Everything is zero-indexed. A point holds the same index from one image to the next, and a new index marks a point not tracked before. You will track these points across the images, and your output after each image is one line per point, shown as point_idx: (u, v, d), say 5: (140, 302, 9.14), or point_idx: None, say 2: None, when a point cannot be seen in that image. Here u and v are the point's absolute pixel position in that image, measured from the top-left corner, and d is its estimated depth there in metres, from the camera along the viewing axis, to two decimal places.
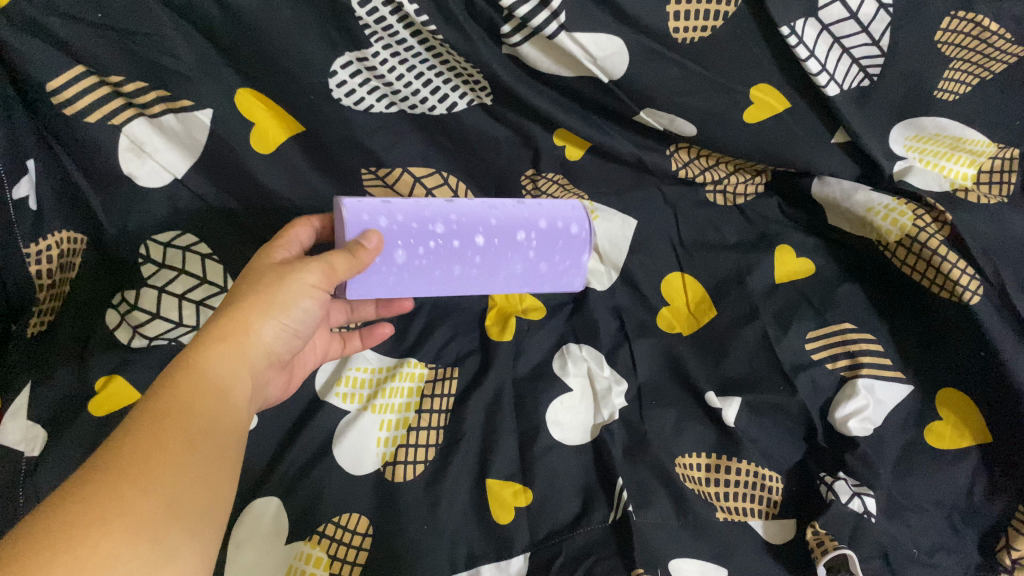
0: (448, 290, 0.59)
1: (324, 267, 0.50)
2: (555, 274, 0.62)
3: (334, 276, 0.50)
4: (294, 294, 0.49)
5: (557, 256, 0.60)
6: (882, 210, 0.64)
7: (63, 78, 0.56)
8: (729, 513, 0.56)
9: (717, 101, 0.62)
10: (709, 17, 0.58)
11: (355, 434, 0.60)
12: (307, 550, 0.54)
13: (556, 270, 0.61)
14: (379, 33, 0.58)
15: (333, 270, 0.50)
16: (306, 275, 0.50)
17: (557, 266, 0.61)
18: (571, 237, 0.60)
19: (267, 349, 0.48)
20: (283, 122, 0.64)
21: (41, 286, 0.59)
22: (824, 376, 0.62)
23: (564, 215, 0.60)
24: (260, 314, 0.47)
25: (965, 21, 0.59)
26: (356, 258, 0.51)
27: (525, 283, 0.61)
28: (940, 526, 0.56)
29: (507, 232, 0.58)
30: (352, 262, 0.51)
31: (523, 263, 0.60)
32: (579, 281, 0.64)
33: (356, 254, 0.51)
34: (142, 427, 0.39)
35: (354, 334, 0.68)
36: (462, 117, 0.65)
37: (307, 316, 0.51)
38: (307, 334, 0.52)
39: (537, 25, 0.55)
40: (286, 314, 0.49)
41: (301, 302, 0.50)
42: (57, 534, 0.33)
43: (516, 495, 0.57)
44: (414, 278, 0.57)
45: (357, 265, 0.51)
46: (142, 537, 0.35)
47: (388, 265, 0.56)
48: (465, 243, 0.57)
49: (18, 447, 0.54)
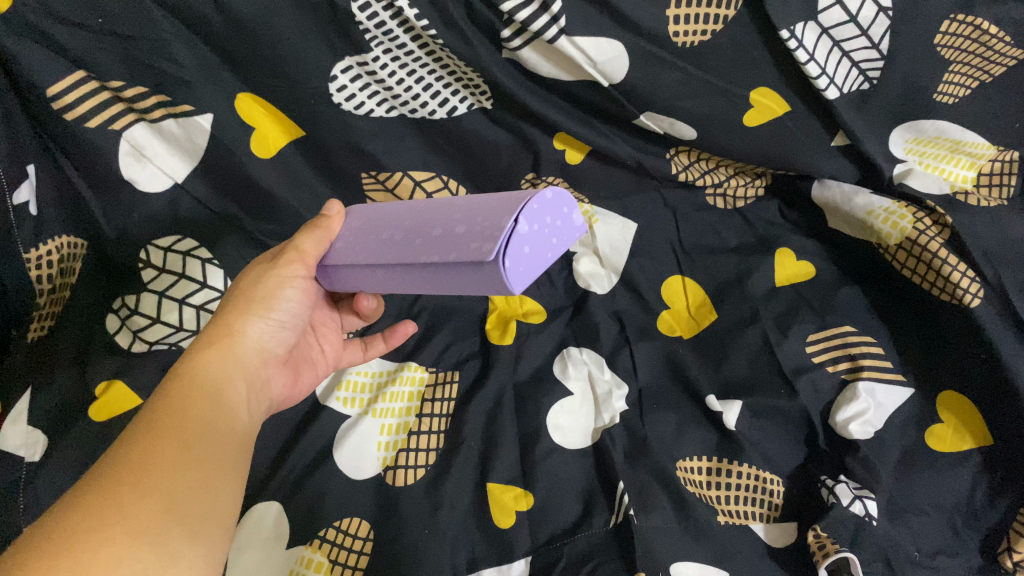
0: (374, 262, 0.46)
1: (292, 250, 0.50)
2: (465, 239, 0.40)
3: (305, 257, 0.50)
4: (274, 287, 0.49)
5: (471, 219, 0.41)
6: (882, 213, 0.64)
7: (62, 83, 0.56)
8: (731, 516, 0.56)
9: (716, 105, 0.62)
10: (709, 21, 0.58)
11: (355, 438, 0.60)
12: (307, 555, 0.54)
13: (464, 236, 0.40)
14: (379, 37, 0.58)
15: (302, 251, 0.50)
16: (282, 266, 0.49)
17: (476, 230, 0.40)
18: (507, 197, 0.41)
19: (256, 347, 0.48)
20: (282, 126, 0.64)
21: (41, 291, 0.60)
22: (825, 379, 0.62)
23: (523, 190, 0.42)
24: (242, 313, 0.47)
25: (965, 24, 0.59)
26: (319, 225, 0.50)
27: (433, 253, 0.42)
28: (941, 529, 0.56)
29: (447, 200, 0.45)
30: (318, 235, 0.50)
31: (440, 227, 0.43)
32: (489, 249, 0.38)
33: (319, 225, 0.50)
34: (138, 436, 0.39)
35: (375, 339, 0.67)
36: (462, 121, 0.65)
37: (291, 308, 0.51)
38: (297, 326, 0.52)
39: (537, 29, 0.55)
40: (269, 309, 0.49)
41: (282, 294, 0.50)
42: (58, 543, 0.33)
43: (516, 499, 0.57)
44: (356, 240, 0.49)
45: (323, 235, 0.50)
46: (144, 540, 0.35)
47: (345, 232, 0.51)
48: (407, 213, 0.47)
49: (18, 452, 0.54)
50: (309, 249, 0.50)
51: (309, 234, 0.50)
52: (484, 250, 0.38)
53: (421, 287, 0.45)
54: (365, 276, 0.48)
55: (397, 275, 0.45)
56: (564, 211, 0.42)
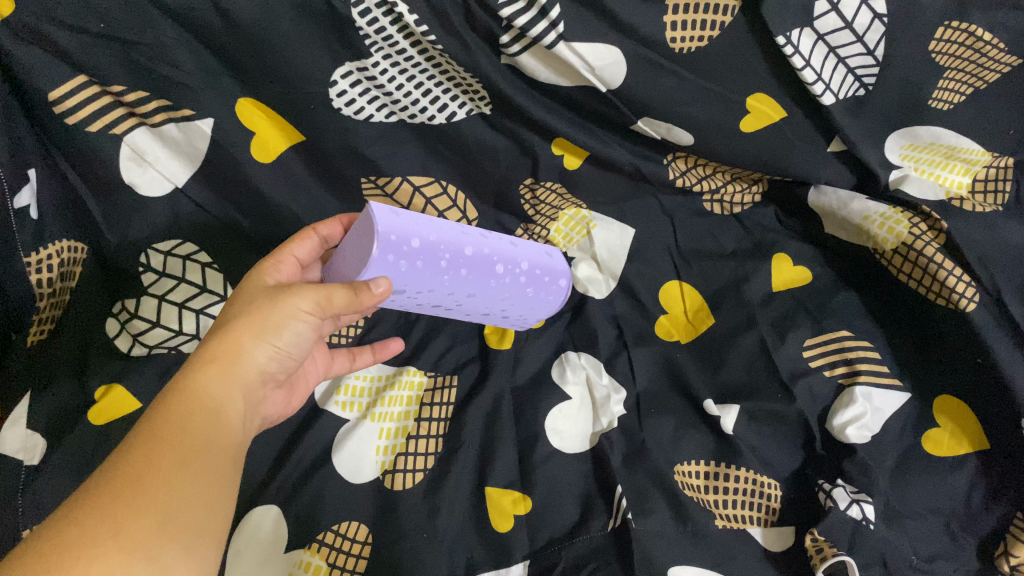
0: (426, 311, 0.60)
1: (320, 296, 0.47)
2: (511, 321, 0.65)
3: (328, 308, 0.47)
4: (286, 318, 0.48)
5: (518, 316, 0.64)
6: (877, 219, 0.65)
7: (66, 87, 0.56)
8: (728, 521, 0.56)
9: (713, 110, 0.63)
10: (706, 27, 0.58)
11: (354, 442, 0.61)
12: (306, 559, 0.54)
13: (512, 321, 0.65)
14: (379, 43, 0.58)
15: (328, 301, 0.47)
16: (298, 299, 0.48)
17: (519, 315, 0.64)
18: (544, 297, 0.63)
19: (260, 372, 0.47)
20: (283, 130, 0.64)
21: (41, 295, 0.59)
22: (822, 383, 0.62)
23: (548, 268, 0.62)
24: (251, 336, 0.46)
25: (959, 31, 0.60)
26: (358, 299, 0.47)
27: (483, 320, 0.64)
28: (938, 533, 0.56)
29: (496, 286, 0.57)
30: (351, 301, 0.47)
31: (491, 313, 0.62)
32: (530, 326, 0.68)
33: (358, 294, 0.47)
34: (135, 450, 0.40)
35: (363, 349, 0.65)
36: (461, 127, 0.66)
37: (300, 339, 0.49)
38: (302, 354, 0.51)
39: (535, 35, 0.56)
40: (277, 337, 0.47)
41: (292, 325, 0.48)
42: (51, 556, 0.34)
43: (515, 503, 0.57)
44: (402, 302, 0.56)
45: (355, 305, 0.48)
46: (136, 557, 0.35)
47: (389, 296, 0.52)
48: (456, 295, 0.56)
49: (16, 456, 0.54)
50: (337, 306, 0.47)
51: (341, 292, 0.47)
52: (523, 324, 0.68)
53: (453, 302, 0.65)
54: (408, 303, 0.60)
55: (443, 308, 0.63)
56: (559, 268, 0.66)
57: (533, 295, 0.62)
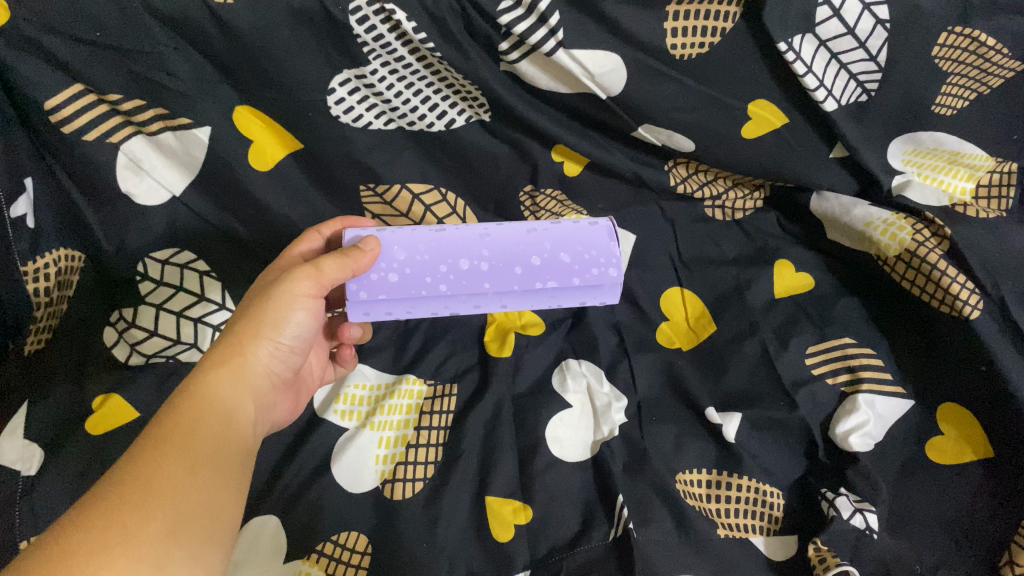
0: (460, 292, 0.52)
1: (313, 275, 0.48)
2: (582, 266, 0.53)
3: (324, 281, 0.48)
4: (286, 310, 0.49)
5: (575, 256, 0.53)
6: (881, 225, 0.64)
7: (61, 96, 0.56)
8: (730, 530, 0.56)
9: (714, 117, 0.62)
10: (707, 33, 0.57)
11: (353, 452, 0.60)
12: (306, 570, 0.54)
13: (583, 268, 0.53)
14: (377, 51, 0.57)
15: (321, 274, 0.48)
16: (296, 286, 0.49)
17: (579, 258, 0.53)
18: (589, 230, 0.54)
19: (266, 371, 0.49)
20: (281, 140, 0.64)
21: (39, 303, 0.60)
22: (825, 391, 0.62)
23: (577, 229, 0.54)
24: (253, 337, 0.48)
25: (961, 36, 0.58)
26: (352, 260, 0.49)
27: (547, 279, 0.53)
28: (944, 542, 0.55)
29: (512, 231, 0.53)
30: (343, 261, 0.48)
31: (538, 256, 0.53)
32: (616, 273, 0.54)
33: (350, 256, 0.49)
34: (144, 454, 0.39)
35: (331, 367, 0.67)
36: (460, 133, 0.65)
37: (300, 330, 0.51)
38: (303, 347, 0.52)
39: (534, 42, 0.55)
40: (279, 332, 0.49)
41: (292, 317, 0.50)
42: (55, 564, 0.33)
43: (516, 512, 0.57)
44: (422, 273, 0.51)
45: (352, 265, 0.49)
46: (144, 564, 0.35)
47: (387, 263, 0.51)
48: (465, 240, 0.53)
49: (14, 465, 0.54)
50: (331, 275, 0.48)
51: (332, 258, 0.49)
52: (604, 287, 0.54)
53: (511, 305, 0.54)
54: (434, 305, 0.53)
55: (491, 301, 0.54)
56: (607, 246, 0.54)
57: (581, 246, 0.54)
